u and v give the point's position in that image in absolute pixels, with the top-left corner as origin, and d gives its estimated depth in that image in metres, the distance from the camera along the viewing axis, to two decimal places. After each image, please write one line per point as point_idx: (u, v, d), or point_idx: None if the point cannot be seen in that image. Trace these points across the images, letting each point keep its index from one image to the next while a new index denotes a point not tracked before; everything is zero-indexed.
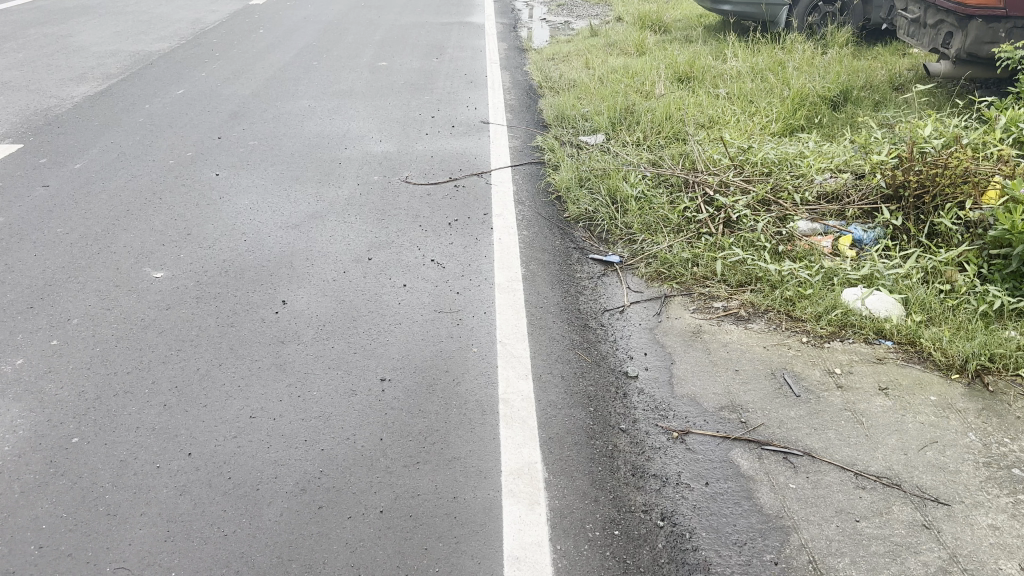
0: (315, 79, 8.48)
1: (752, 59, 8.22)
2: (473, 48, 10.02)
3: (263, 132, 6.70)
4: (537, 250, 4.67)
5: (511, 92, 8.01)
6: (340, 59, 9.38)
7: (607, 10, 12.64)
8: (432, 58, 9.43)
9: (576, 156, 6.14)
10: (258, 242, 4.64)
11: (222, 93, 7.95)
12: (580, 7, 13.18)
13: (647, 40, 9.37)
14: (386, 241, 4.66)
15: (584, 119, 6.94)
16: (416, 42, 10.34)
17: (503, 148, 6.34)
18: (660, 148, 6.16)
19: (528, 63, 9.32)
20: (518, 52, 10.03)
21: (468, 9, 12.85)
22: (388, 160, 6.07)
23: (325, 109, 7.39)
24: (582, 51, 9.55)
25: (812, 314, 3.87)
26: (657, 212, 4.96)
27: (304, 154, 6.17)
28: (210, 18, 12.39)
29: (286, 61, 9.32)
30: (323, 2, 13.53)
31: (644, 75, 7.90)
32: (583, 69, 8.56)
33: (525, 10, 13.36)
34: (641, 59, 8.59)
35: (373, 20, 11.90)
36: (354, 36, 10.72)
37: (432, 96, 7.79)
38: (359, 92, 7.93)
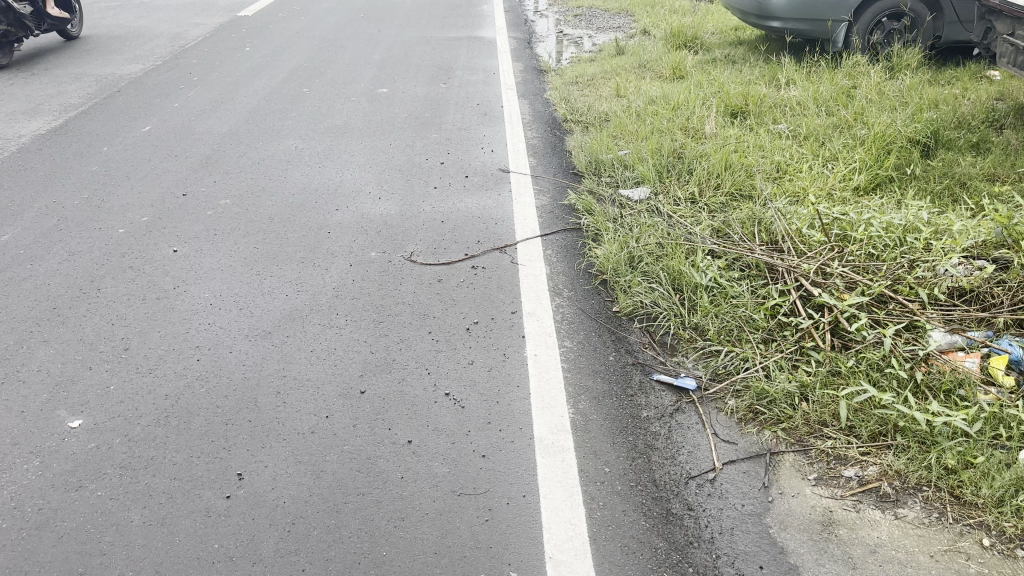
0: (304, 111, 7.34)
1: (812, 86, 7.10)
2: (486, 70, 8.88)
3: (238, 186, 5.57)
4: (586, 368, 3.51)
5: (532, 128, 6.88)
6: (334, 85, 8.24)
7: (631, 26, 11.52)
8: (438, 83, 8.29)
9: (620, 220, 5.00)
10: (216, 362, 3.52)
11: (195, 131, 6.84)
12: (600, 19, 12.04)
13: (683, 59, 8.23)
14: (384, 360, 3.51)
15: (624, 168, 5.80)
16: (420, 63, 9.21)
17: (530, 211, 5.18)
18: (723, 211, 5.03)
19: (548, 90, 8.19)
20: (536, 74, 8.90)
21: (478, 22, 11.73)
22: (388, 226, 4.93)
23: (314, 153, 6.26)
24: (610, 74, 8.41)
25: (990, 498, 2.75)
26: (739, 312, 3.82)
27: (285, 218, 5.04)
28: (193, 33, 11.28)
29: (272, 87, 8.21)
30: (317, 14, 12.41)
31: (688, 107, 6.76)
32: (615, 99, 7.42)
33: (539, 22, 12.22)
34: (680, 85, 7.45)
35: (373, 35, 10.77)
36: (351, 55, 9.60)
37: (440, 135, 6.65)
38: (354, 130, 6.80)
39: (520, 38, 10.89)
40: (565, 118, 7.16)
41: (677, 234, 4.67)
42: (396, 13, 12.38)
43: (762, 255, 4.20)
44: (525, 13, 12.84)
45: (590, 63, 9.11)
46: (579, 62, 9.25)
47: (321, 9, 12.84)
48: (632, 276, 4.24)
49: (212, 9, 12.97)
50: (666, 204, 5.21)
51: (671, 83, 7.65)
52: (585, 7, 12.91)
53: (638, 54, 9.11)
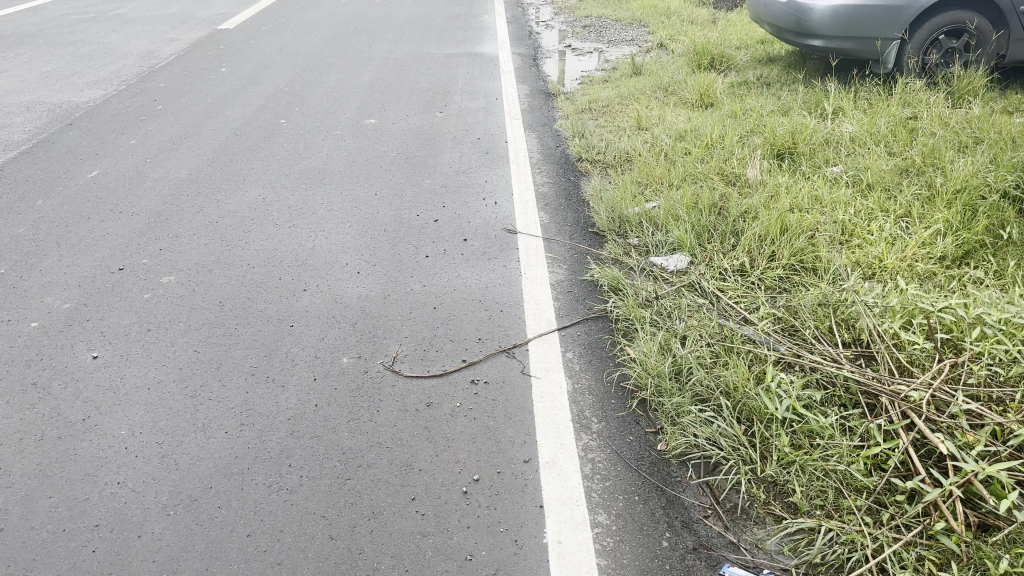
0: (278, 150, 6.37)
1: (866, 119, 6.13)
2: (487, 95, 7.91)
3: (189, 256, 4.61)
4: (627, 564, 2.54)
5: (541, 173, 5.90)
6: (315, 116, 7.27)
7: (647, 40, 10.53)
8: (432, 113, 7.33)
9: (658, 302, 4.03)
10: (118, 557, 2.56)
11: (149, 177, 5.89)
12: (611, 33, 11.07)
13: (713, 81, 7.23)
14: (348, 553, 2.54)
15: (655, 228, 4.82)
16: (414, 86, 8.25)
17: (544, 292, 4.17)
18: (784, 294, 4.05)
19: (557, 119, 7.21)
20: (545, 99, 7.92)
21: (478, 36, 10.76)
22: (368, 315, 3.94)
23: (284, 206, 5.28)
24: (628, 100, 7.42)
25: None
26: (831, 466, 2.85)
27: (240, 303, 4.07)
28: (166, 50, 10.33)
29: (245, 117, 7.26)
30: (304, 27, 11.45)
31: (724, 147, 5.77)
32: (636, 133, 6.44)
33: (546, 35, 11.26)
34: (711, 117, 6.47)
35: (363, 52, 9.81)
36: (337, 78, 8.64)
37: (434, 182, 5.67)
38: (334, 175, 5.82)
39: (525, 54, 9.90)
40: (580, 157, 6.18)
41: (732, 329, 3.69)
42: (389, 26, 11.42)
43: (851, 374, 3.22)
44: (530, 25, 11.86)
45: (603, 86, 8.13)
46: (591, 85, 8.27)
47: (308, 21, 11.89)
48: (681, 395, 3.25)
49: (190, 23, 12.02)
50: (711, 282, 4.23)
51: (699, 114, 6.67)
52: (595, 19, 11.96)
53: (658, 74, 8.11)
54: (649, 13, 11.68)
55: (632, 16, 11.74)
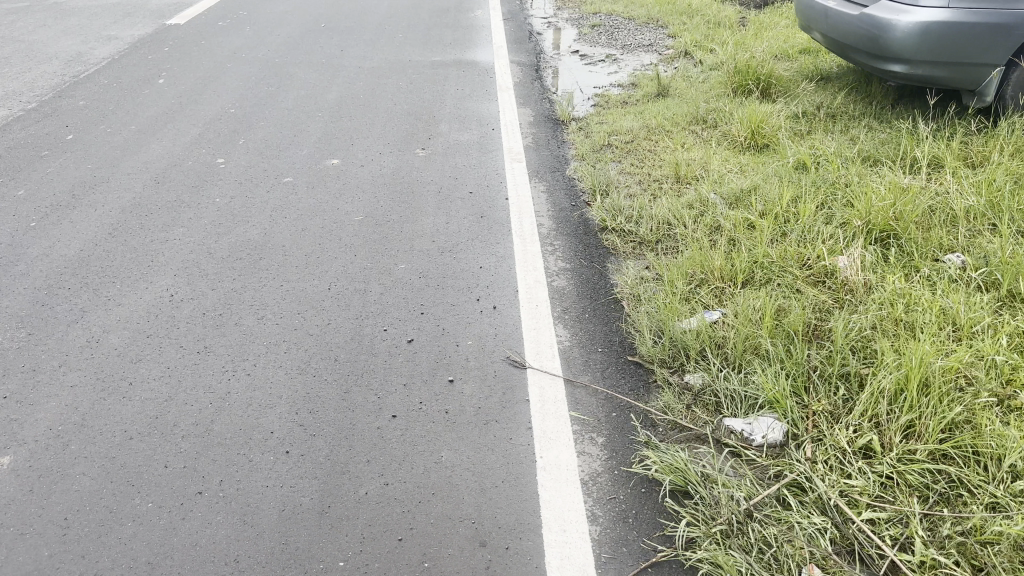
0: (206, 210, 4.89)
1: (983, 178, 4.65)
2: (480, 128, 6.43)
3: (42, 412, 3.15)
4: None
5: (554, 252, 4.42)
6: (264, 156, 5.78)
7: (668, 47, 9.05)
8: (412, 154, 5.85)
9: (756, 526, 2.56)
10: None
11: (24, 252, 4.39)
12: (624, 36, 9.61)
13: (767, 117, 5.75)
14: None
15: (727, 364, 3.35)
16: (391, 111, 6.76)
17: (573, 503, 2.68)
18: (948, 519, 2.62)
19: (570, 164, 5.73)
20: (552, 131, 6.44)
21: (470, 38, 9.26)
22: (291, 556, 2.47)
23: (198, 312, 3.82)
24: (658, 141, 5.95)
25: None
26: None
27: (94, 527, 2.61)
28: (99, 52, 8.78)
29: (174, 155, 5.77)
30: (267, 26, 9.92)
31: (802, 224, 4.31)
32: (678, 191, 4.96)
33: (549, 37, 9.79)
34: (773, 172, 5.01)
35: (332, 61, 8.32)
36: (297, 97, 7.14)
37: (409, 268, 4.20)
38: (275, 254, 4.36)
39: (526, 64, 8.40)
40: (606, 226, 4.69)
41: None
42: (366, 26, 9.90)
43: None
44: (530, 24, 10.37)
45: (625, 114, 6.63)
46: (609, 111, 6.79)
47: (273, 18, 10.34)
48: None
49: (136, 17, 10.44)
50: (829, 482, 2.79)
51: (755, 166, 5.21)
52: (604, 17, 10.50)
53: (692, 102, 6.62)
54: (666, 12, 10.23)
55: (647, 16, 10.26)
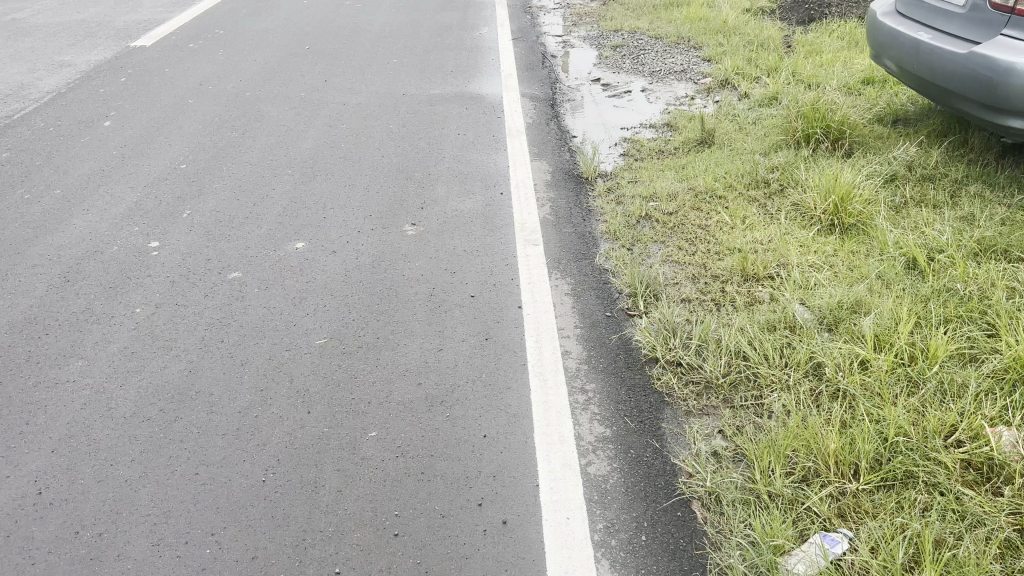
0: (120, 330, 3.68)
1: None
2: (485, 193, 5.18)
3: None
4: None
5: (589, 404, 3.18)
6: (211, 236, 4.57)
7: (704, 73, 7.83)
8: (399, 232, 4.61)
9: None
10: None
11: None
12: (652, 59, 8.42)
13: (852, 186, 4.51)
14: None
15: None
16: (377, 168, 5.55)
17: None
18: None
19: (601, 248, 4.48)
20: (575, 197, 5.19)
21: (475, 66, 8.07)
22: None
23: (69, 530, 2.61)
24: (712, 215, 4.71)
25: None
26: None
27: None
28: (45, 82, 7.57)
29: (99, 236, 4.56)
30: (245, 49, 8.71)
31: (938, 381, 3.09)
32: (751, 305, 3.72)
33: (565, 61, 8.60)
34: (877, 280, 3.78)
35: (313, 96, 7.12)
36: (264, 147, 5.92)
37: (381, 438, 2.95)
38: (198, 408, 3.14)
39: (540, 99, 7.19)
40: (657, 358, 3.44)
41: None
42: (356, 50, 8.71)
43: None
44: (544, 45, 9.17)
45: (665, 173, 5.40)
46: (644, 168, 5.56)
47: (252, 39, 9.13)
48: None
49: (97, 38, 9.24)
50: None
51: (848, 266, 3.99)
52: (627, 36, 9.31)
53: (748, 159, 5.38)
54: (698, 31, 9.05)
55: (677, 34, 9.05)
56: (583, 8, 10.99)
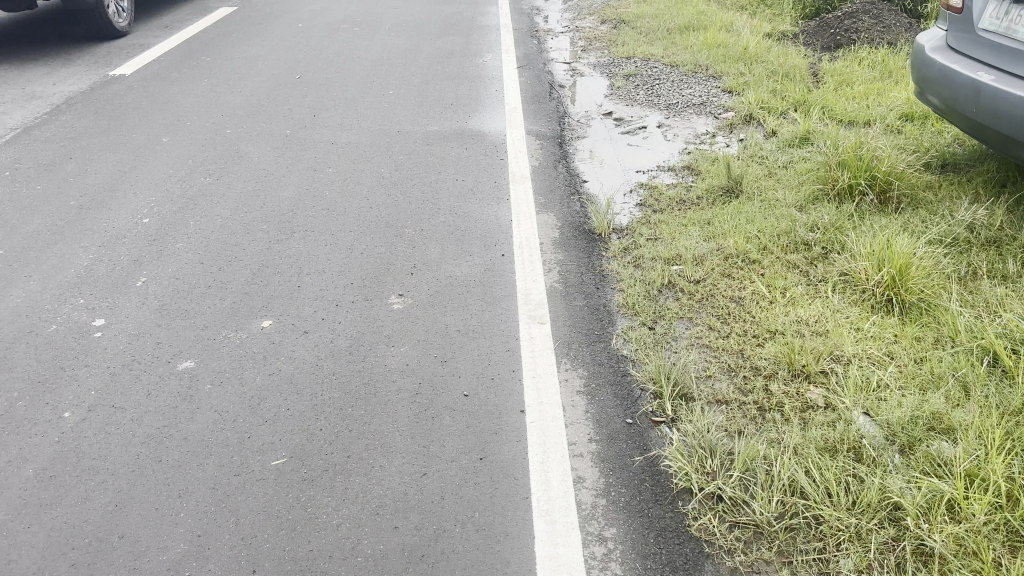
0: (40, 446, 3.08)
1: None
2: (484, 254, 4.54)
3: None
4: None
5: (607, 560, 2.54)
6: (164, 311, 3.95)
7: (726, 106, 7.23)
8: (383, 305, 3.97)
9: None
10: None
11: None
12: (667, 90, 7.84)
13: (913, 258, 3.85)
14: None
15: None
16: (364, 223, 4.93)
17: None
18: None
19: (618, 328, 3.83)
20: (587, 258, 4.55)
21: (478, 100, 7.50)
22: None
23: None
24: (747, 287, 4.08)
25: None
26: None
27: None
28: (10, 116, 7.00)
29: (37, 312, 3.96)
30: (231, 78, 8.16)
31: None
32: (805, 417, 3.07)
33: (574, 92, 8.02)
34: (955, 385, 3.13)
35: (298, 133, 6.55)
36: (239, 195, 5.32)
37: None
38: (118, 566, 2.53)
39: (546, 140, 6.59)
40: (694, 490, 2.78)
41: None
42: (350, 79, 8.14)
43: None
44: (552, 74, 8.61)
45: (689, 230, 4.77)
46: (664, 223, 4.93)
47: (240, 66, 8.58)
48: None
49: (75, 65, 8.70)
50: None
51: (915, 360, 3.35)
52: (641, 64, 8.75)
53: (783, 216, 4.74)
54: (716, 59, 8.48)
55: (694, 62, 8.48)
56: (592, 33, 10.46)
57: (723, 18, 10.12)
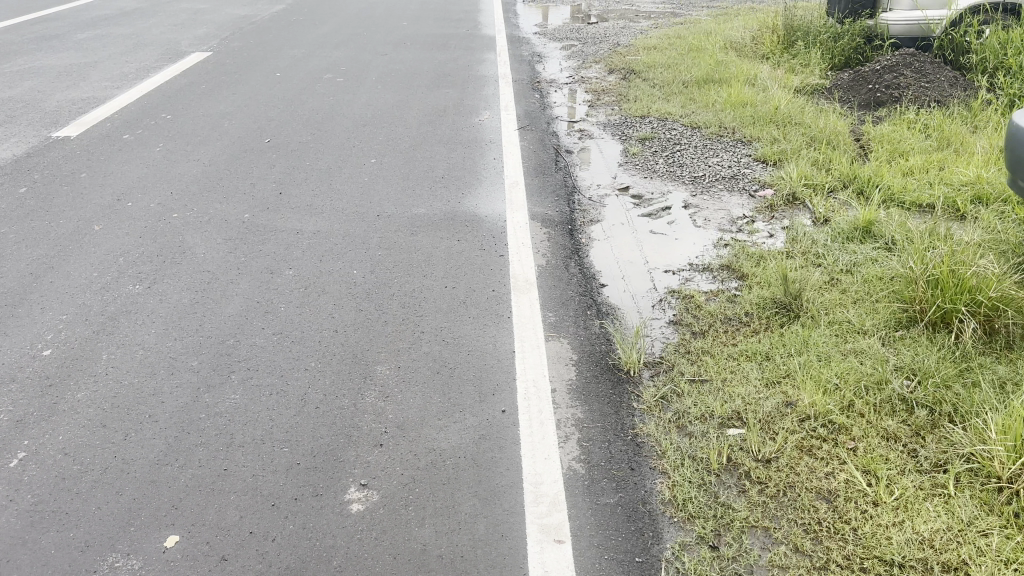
0: None
1: None
2: (478, 408, 3.43)
3: None
4: None
5: None
6: (37, 516, 2.88)
7: (763, 180, 6.23)
8: (336, 505, 2.89)
9: None
10: None
11: None
12: (690, 158, 6.86)
13: None
14: None
15: None
16: (324, 354, 3.84)
17: None
18: None
19: (668, 543, 2.74)
20: (613, 411, 3.45)
21: (473, 172, 6.49)
22: None
23: None
24: (837, 472, 3.04)
25: None
26: None
27: None
28: None
29: None
30: (190, 142, 7.15)
31: None
32: None
33: (584, 158, 7.03)
34: None
35: (258, 216, 5.52)
36: (172, 313, 4.25)
37: None
38: None
39: (553, 227, 5.54)
40: None
41: None
42: (327, 143, 7.14)
43: None
44: (557, 136, 7.64)
45: (746, 368, 3.71)
46: (711, 354, 3.87)
47: (204, 127, 7.59)
48: None
49: (16, 124, 7.68)
50: None
51: None
52: (657, 125, 7.79)
53: (866, 355, 3.71)
54: (742, 120, 7.52)
55: (718, 124, 7.52)
56: (599, 84, 9.53)
57: (745, 69, 9.19)
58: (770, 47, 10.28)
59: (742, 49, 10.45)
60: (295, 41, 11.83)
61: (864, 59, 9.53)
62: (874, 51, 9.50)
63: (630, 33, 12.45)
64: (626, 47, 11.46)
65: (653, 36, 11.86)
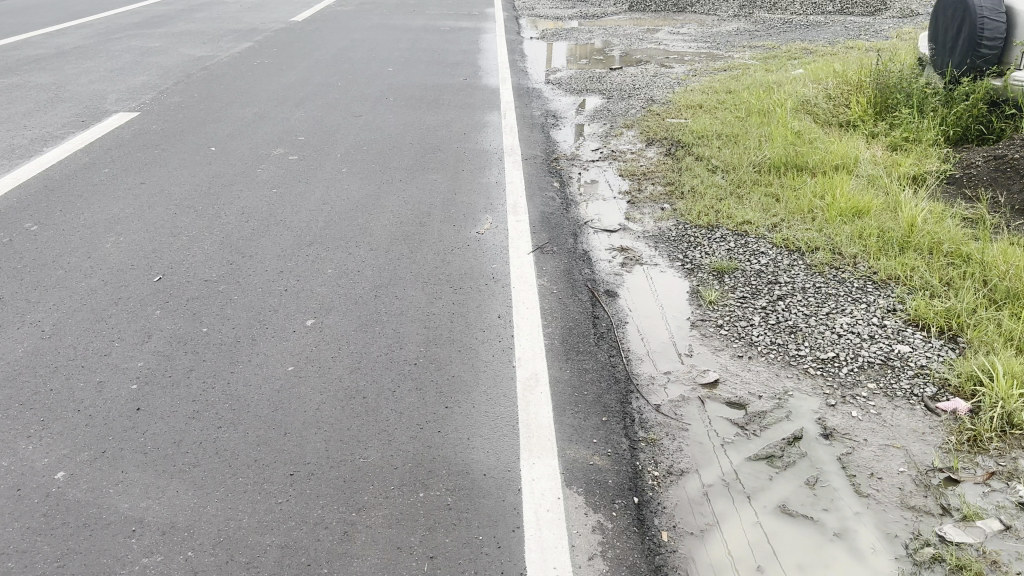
0: None
1: None
2: None
3: None
4: None
5: None
6: None
7: (940, 377, 3.81)
8: None
9: None
10: None
11: None
12: (802, 314, 4.44)
13: None
14: None
15: None
16: None
17: None
18: None
19: None
20: None
21: (462, 350, 4.07)
22: None
23: None
24: None
25: None
26: None
27: None
28: None
29: None
30: (42, 282, 4.76)
31: None
32: None
33: (636, 308, 4.61)
34: None
35: (78, 480, 3.11)
36: None
37: None
38: None
39: (605, 497, 3.06)
40: None
41: None
42: (246, 283, 4.74)
43: None
44: (590, 262, 5.22)
45: None
46: None
47: (75, 250, 5.21)
48: None
49: None
50: None
51: None
52: (735, 242, 5.38)
53: None
54: (864, 242, 5.12)
55: (829, 249, 5.11)
56: (637, 163, 7.14)
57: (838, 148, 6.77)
58: (857, 110, 7.93)
59: (819, 113, 8.09)
60: (249, 95, 9.47)
61: (989, 130, 7.19)
62: (1003, 121, 7.09)
63: (665, 84, 10.08)
64: (663, 103, 9.11)
65: (696, 88, 9.51)
